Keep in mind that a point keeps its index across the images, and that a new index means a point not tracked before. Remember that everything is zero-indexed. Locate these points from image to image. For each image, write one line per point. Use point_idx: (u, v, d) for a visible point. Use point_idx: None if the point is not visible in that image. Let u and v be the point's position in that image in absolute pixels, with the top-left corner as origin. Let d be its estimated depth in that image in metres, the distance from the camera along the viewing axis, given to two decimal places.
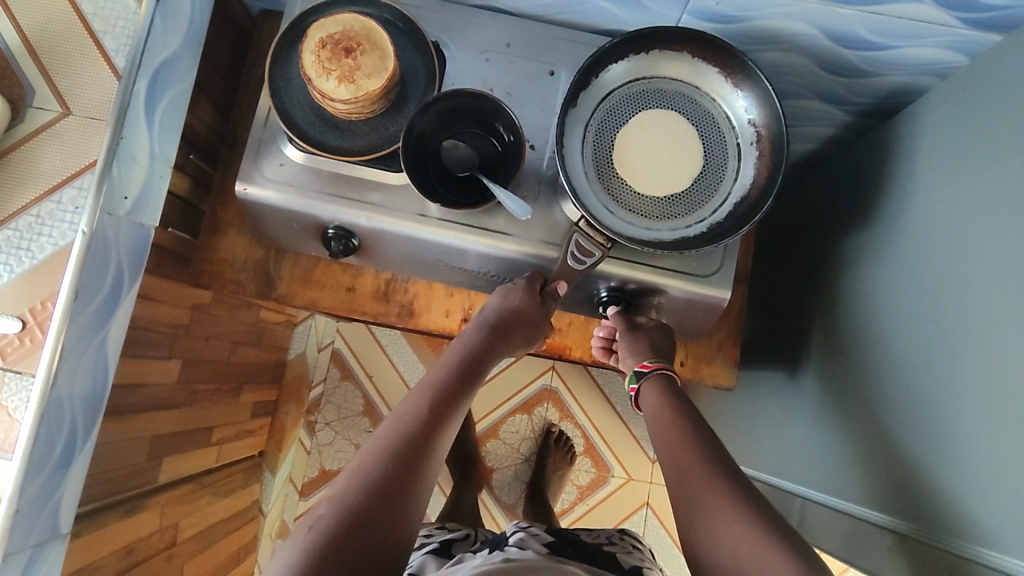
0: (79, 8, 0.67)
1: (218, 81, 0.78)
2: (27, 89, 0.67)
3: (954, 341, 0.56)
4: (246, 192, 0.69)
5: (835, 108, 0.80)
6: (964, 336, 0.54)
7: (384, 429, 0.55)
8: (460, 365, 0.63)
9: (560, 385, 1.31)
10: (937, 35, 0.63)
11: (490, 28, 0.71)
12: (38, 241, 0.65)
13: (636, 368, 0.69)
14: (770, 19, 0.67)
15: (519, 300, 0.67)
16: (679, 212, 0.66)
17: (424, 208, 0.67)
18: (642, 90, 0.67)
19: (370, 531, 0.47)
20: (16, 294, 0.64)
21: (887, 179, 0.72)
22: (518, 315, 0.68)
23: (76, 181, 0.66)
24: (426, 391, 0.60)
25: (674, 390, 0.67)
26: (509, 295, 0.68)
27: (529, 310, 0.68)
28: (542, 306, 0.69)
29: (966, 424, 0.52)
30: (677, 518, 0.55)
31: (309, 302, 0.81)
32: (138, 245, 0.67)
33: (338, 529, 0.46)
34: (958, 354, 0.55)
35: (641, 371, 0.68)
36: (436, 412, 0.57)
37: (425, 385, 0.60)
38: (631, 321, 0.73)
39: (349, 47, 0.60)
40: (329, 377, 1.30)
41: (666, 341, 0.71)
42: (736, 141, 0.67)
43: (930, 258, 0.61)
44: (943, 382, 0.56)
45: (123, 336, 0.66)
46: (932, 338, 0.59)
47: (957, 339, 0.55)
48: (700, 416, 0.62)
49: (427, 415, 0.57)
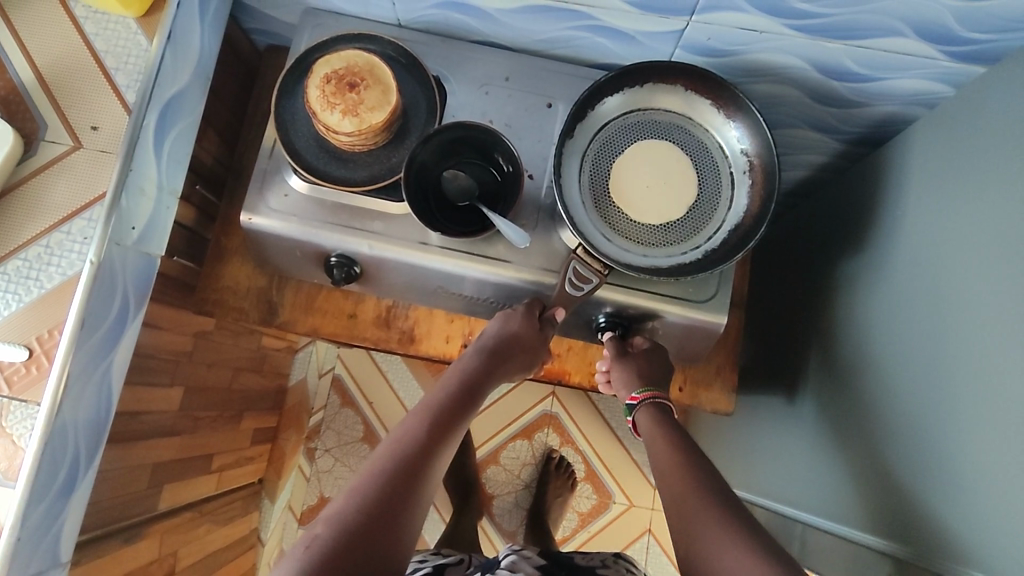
0: (92, 46, 0.65)
1: (223, 113, 0.80)
2: (39, 122, 0.63)
3: (946, 364, 0.56)
4: (251, 222, 0.70)
5: (826, 137, 0.82)
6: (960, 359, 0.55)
7: (381, 450, 0.56)
8: (457, 390, 0.64)
9: (560, 411, 1.32)
10: (922, 67, 0.66)
11: (489, 63, 0.73)
12: (46, 271, 0.61)
13: (628, 402, 0.69)
14: (761, 53, 0.69)
15: (518, 323, 0.69)
16: (674, 239, 0.67)
17: (425, 235, 0.69)
18: (637, 121, 0.69)
19: (365, 552, 0.47)
20: (25, 322, 0.60)
21: (880, 206, 0.73)
22: (516, 340, 0.69)
23: (84, 214, 0.62)
24: (423, 413, 0.60)
25: (668, 418, 0.66)
26: (507, 320, 0.70)
27: (528, 333, 0.69)
28: (540, 332, 0.70)
29: (959, 446, 0.53)
30: (675, 531, 0.55)
31: (311, 329, 0.81)
32: (143, 275, 0.67)
33: (335, 549, 0.46)
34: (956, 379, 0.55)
35: (632, 402, 0.69)
36: (434, 435, 0.58)
37: (423, 407, 0.61)
38: (622, 348, 0.72)
39: (353, 82, 0.63)
40: (329, 403, 1.31)
41: (657, 367, 0.71)
42: (730, 170, 0.68)
43: (921, 284, 0.63)
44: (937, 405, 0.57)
45: (126, 364, 0.67)
46: (926, 363, 0.59)
47: (951, 362, 0.56)
48: (688, 434, 0.63)
49: (425, 437, 0.57)
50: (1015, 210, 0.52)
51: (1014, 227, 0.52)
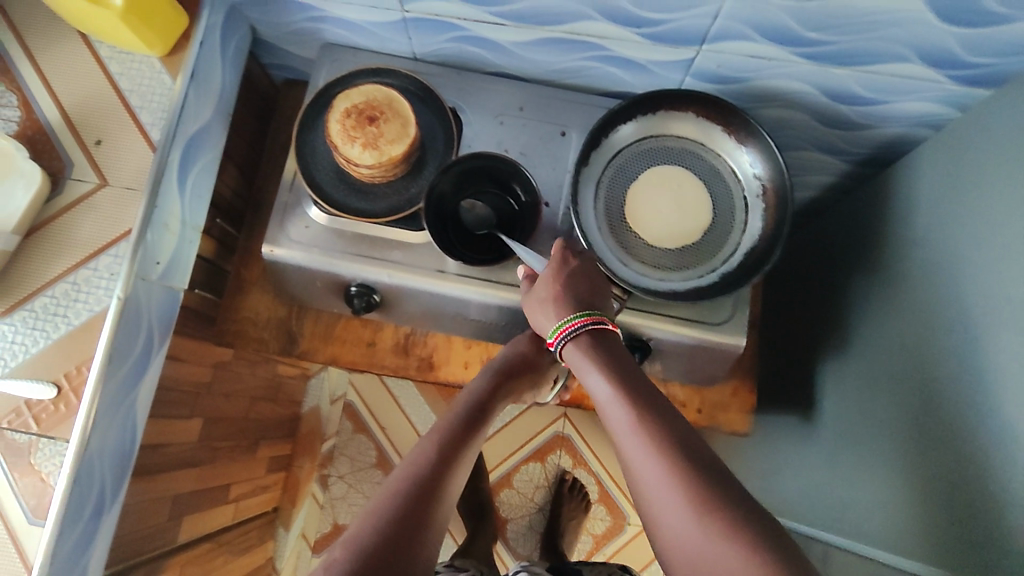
0: (117, 86, 0.65)
1: (242, 147, 0.81)
2: (66, 160, 0.63)
3: (976, 389, 0.57)
4: (272, 254, 0.71)
5: (834, 158, 0.83)
6: (989, 380, 0.55)
7: (394, 473, 0.55)
8: (467, 412, 0.64)
9: (573, 433, 1.31)
10: (927, 90, 0.67)
11: (504, 94, 0.75)
12: (74, 307, 0.61)
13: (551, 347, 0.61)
14: (769, 80, 0.70)
15: (526, 346, 0.71)
16: (690, 263, 0.68)
17: (442, 263, 0.70)
18: (651, 148, 0.70)
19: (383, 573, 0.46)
20: (52, 359, 0.60)
21: (892, 226, 0.74)
22: (521, 364, 0.70)
23: (111, 250, 0.62)
24: (434, 436, 0.60)
25: (603, 342, 0.57)
26: (513, 346, 0.72)
27: (534, 354, 0.72)
28: (542, 358, 0.72)
29: (1000, 468, 0.53)
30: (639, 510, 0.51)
31: (330, 358, 0.82)
32: (167, 309, 0.68)
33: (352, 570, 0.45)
34: (982, 399, 0.56)
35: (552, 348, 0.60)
36: (445, 457, 0.57)
37: (434, 430, 0.61)
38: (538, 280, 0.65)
39: (372, 116, 0.65)
40: (342, 429, 1.31)
41: (586, 288, 0.61)
42: (743, 194, 0.69)
43: (942, 304, 0.63)
44: (972, 428, 0.57)
45: (149, 398, 0.67)
46: (958, 385, 0.59)
47: (982, 383, 0.56)
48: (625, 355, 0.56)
49: (437, 458, 0.57)
50: None
51: None
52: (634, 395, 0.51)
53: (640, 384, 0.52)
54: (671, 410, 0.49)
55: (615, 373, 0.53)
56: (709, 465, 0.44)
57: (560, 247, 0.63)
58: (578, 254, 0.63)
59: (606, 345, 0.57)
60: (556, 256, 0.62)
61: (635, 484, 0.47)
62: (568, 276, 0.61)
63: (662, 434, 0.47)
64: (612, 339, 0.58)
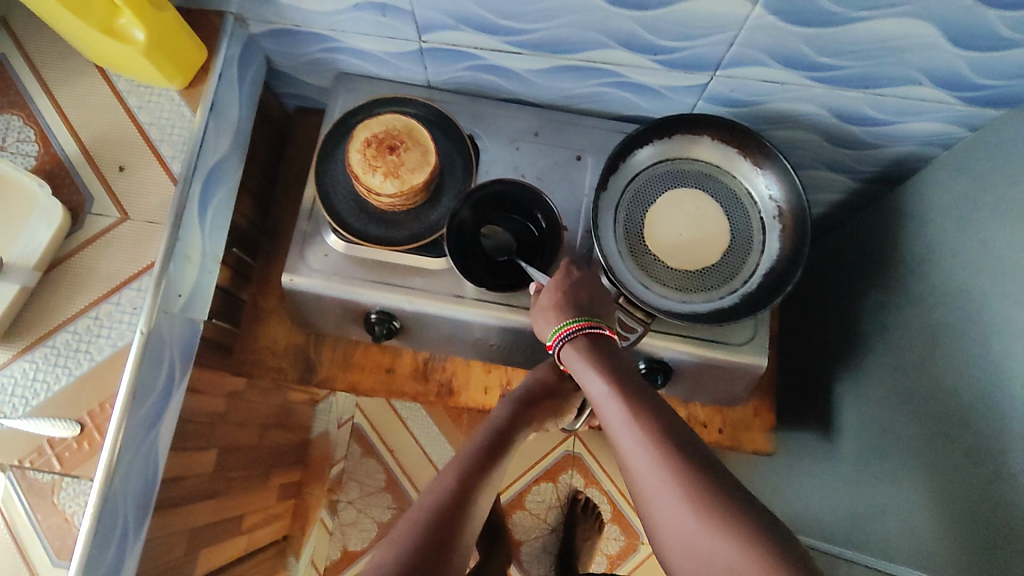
0: (136, 119, 0.65)
1: (256, 176, 0.81)
2: (85, 196, 0.63)
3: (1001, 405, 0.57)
4: (292, 283, 0.71)
5: (843, 176, 0.84)
6: (1016, 397, 0.56)
7: (414, 506, 0.54)
8: (488, 439, 0.62)
9: (583, 452, 1.31)
10: (938, 111, 0.68)
11: (519, 120, 0.75)
12: (96, 342, 0.60)
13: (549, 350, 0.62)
14: (782, 102, 0.71)
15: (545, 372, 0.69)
16: (710, 284, 0.69)
17: (460, 288, 0.70)
18: (667, 172, 0.71)
19: None
20: (75, 397, 0.59)
21: (906, 244, 0.75)
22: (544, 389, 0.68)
23: (133, 284, 0.62)
24: (456, 465, 0.58)
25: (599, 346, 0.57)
26: (536, 371, 0.70)
27: (557, 380, 0.70)
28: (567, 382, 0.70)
29: None
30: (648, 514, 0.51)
31: (349, 385, 0.81)
32: (188, 342, 0.67)
33: None
34: (1010, 417, 0.56)
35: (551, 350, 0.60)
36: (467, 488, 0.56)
37: (456, 459, 0.59)
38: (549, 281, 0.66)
39: (393, 145, 0.66)
40: (350, 454, 1.30)
41: (588, 296, 0.61)
42: (760, 215, 0.70)
43: (963, 321, 0.64)
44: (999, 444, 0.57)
45: (170, 432, 0.66)
46: (984, 402, 0.60)
47: (1009, 400, 0.57)
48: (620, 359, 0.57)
49: (458, 490, 0.55)
50: None
51: None
52: (636, 398, 0.51)
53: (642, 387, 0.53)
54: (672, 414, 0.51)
55: (615, 374, 0.54)
56: (711, 467, 0.46)
57: (565, 262, 0.64)
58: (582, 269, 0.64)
59: (603, 346, 0.57)
60: (561, 268, 0.63)
61: (634, 483, 0.49)
62: (573, 285, 0.61)
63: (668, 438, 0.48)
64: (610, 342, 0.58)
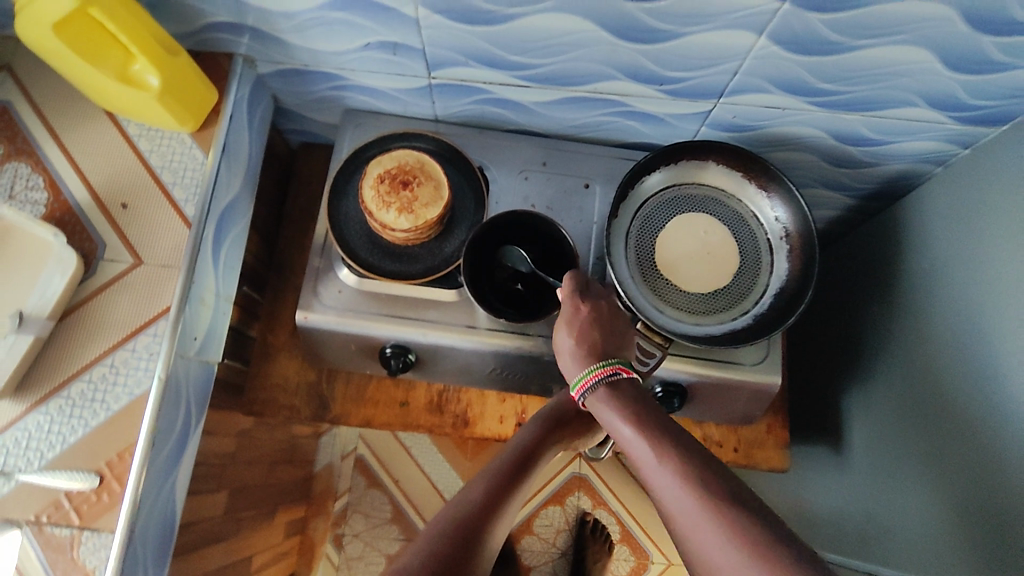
0: (148, 163, 0.65)
1: (263, 213, 0.81)
2: (98, 242, 0.62)
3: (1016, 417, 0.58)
4: (306, 320, 0.70)
5: (840, 194, 0.86)
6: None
7: (444, 509, 0.53)
8: (522, 449, 0.61)
9: (590, 473, 1.30)
10: (933, 131, 0.71)
11: (526, 150, 0.76)
12: (113, 391, 0.59)
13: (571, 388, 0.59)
14: (782, 126, 0.73)
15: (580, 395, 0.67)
16: (722, 306, 0.70)
17: (473, 318, 0.70)
18: (675, 197, 0.73)
19: None
20: (92, 448, 0.58)
21: (908, 259, 0.77)
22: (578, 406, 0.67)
23: (149, 329, 0.61)
24: (489, 470, 0.57)
25: (627, 394, 0.55)
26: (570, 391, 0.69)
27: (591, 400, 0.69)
28: None
29: None
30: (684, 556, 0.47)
31: (363, 420, 0.81)
32: (203, 383, 0.67)
33: None
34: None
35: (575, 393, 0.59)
36: (499, 495, 0.55)
37: (490, 464, 0.58)
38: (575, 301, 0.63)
39: (406, 180, 0.66)
40: (354, 485, 1.28)
41: (612, 339, 0.61)
42: (766, 237, 0.72)
43: (971, 334, 0.66)
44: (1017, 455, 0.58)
45: (186, 477, 0.65)
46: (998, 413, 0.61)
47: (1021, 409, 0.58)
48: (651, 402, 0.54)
49: (490, 495, 0.54)
50: None
51: None
52: (661, 437, 0.50)
53: (666, 424, 0.51)
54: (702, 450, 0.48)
55: (637, 416, 0.52)
56: (741, 492, 0.44)
57: (574, 298, 0.62)
58: (591, 302, 0.63)
59: (628, 389, 0.55)
60: (569, 308, 0.62)
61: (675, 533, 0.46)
62: (583, 329, 0.61)
63: (699, 476, 0.46)
64: (633, 384, 0.56)
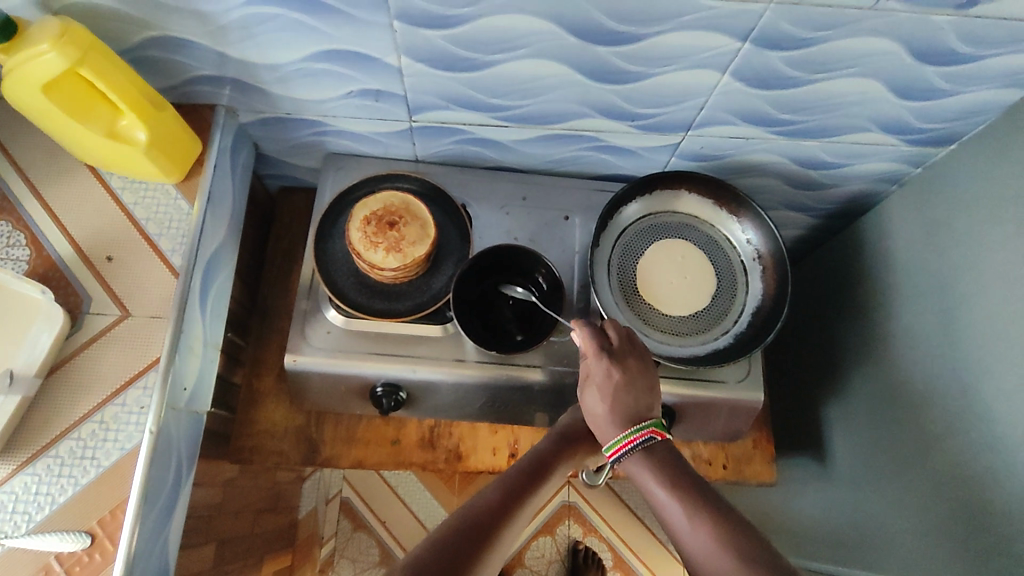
0: (132, 215, 0.65)
1: (246, 258, 0.81)
2: (83, 295, 0.61)
3: (988, 418, 0.62)
4: (295, 363, 0.70)
5: (803, 215, 0.91)
6: (1000, 408, 0.61)
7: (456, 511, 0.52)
8: (531, 463, 0.61)
9: (579, 500, 1.31)
10: (886, 153, 0.76)
11: (506, 187, 0.79)
12: (103, 446, 0.58)
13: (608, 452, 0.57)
14: (748, 155, 0.77)
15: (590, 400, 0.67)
16: (704, 327, 0.72)
17: (461, 352, 0.71)
18: (652, 224, 0.76)
19: None
20: (82, 507, 0.56)
21: (873, 273, 0.81)
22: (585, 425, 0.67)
23: (139, 381, 0.60)
24: (500, 480, 0.57)
25: (663, 457, 0.54)
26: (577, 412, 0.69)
27: None
28: None
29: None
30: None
31: (355, 461, 0.80)
32: (192, 432, 0.66)
33: None
34: (997, 428, 0.61)
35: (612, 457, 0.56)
36: (509, 504, 0.54)
37: (501, 474, 0.58)
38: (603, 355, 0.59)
39: (392, 220, 0.67)
40: (340, 530, 1.26)
41: (645, 394, 0.58)
42: (740, 259, 0.75)
43: (937, 342, 0.70)
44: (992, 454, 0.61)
45: (178, 531, 0.64)
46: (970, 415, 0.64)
47: (990, 411, 0.62)
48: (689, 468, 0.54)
49: (501, 505, 0.54)
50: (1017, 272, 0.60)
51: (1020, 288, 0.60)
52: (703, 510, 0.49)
53: (712, 503, 0.50)
54: (755, 535, 0.47)
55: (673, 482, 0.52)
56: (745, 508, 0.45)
57: (604, 363, 0.58)
58: (623, 362, 0.59)
59: (663, 452, 0.55)
60: (600, 373, 0.58)
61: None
62: (618, 393, 0.57)
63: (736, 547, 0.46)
64: (668, 445, 0.55)
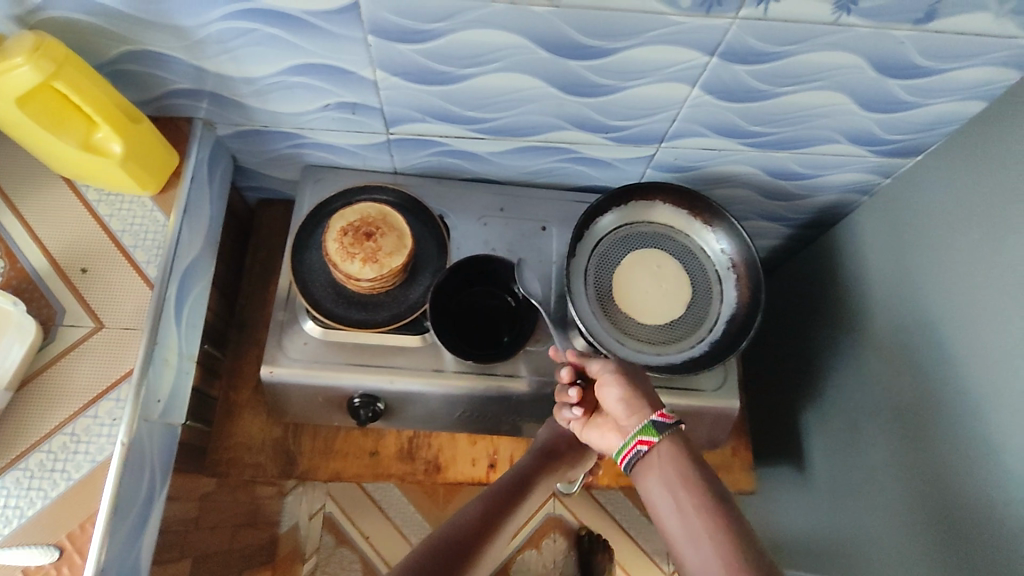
0: (108, 227, 0.65)
1: (223, 270, 0.81)
2: (56, 307, 0.61)
3: (958, 422, 0.63)
4: (272, 374, 0.70)
5: (777, 225, 0.92)
6: (970, 412, 0.62)
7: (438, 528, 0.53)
8: (513, 479, 0.61)
9: (564, 512, 1.30)
10: (855, 164, 0.77)
11: (483, 198, 0.80)
12: (73, 459, 0.57)
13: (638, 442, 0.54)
14: (721, 166, 0.79)
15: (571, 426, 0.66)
16: (680, 335, 0.73)
17: (439, 362, 0.71)
18: (628, 234, 0.77)
19: None
20: (51, 520, 0.56)
21: (846, 282, 0.83)
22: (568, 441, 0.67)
23: (111, 394, 0.59)
24: (482, 496, 0.57)
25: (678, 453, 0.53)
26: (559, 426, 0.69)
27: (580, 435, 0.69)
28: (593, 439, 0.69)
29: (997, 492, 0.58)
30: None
31: (333, 473, 0.80)
32: (167, 446, 0.66)
33: None
34: (967, 432, 0.62)
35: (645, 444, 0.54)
36: (490, 520, 0.54)
37: (484, 489, 0.58)
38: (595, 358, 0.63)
39: (369, 231, 0.68)
40: (322, 545, 1.24)
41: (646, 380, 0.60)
42: (715, 268, 0.76)
43: (908, 348, 0.71)
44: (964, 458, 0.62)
45: (151, 546, 0.63)
46: (940, 419, 0.65)
47: (961, 415, 0.63)
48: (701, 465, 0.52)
49: (481, 521, 0.54)
50: (983, 278, 0.62)
51: (986, 294, 0.61)
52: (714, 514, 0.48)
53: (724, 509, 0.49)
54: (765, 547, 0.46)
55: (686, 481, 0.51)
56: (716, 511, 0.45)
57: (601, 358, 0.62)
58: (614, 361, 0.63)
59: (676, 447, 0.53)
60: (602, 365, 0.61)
61: None
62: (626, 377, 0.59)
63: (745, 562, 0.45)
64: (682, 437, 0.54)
